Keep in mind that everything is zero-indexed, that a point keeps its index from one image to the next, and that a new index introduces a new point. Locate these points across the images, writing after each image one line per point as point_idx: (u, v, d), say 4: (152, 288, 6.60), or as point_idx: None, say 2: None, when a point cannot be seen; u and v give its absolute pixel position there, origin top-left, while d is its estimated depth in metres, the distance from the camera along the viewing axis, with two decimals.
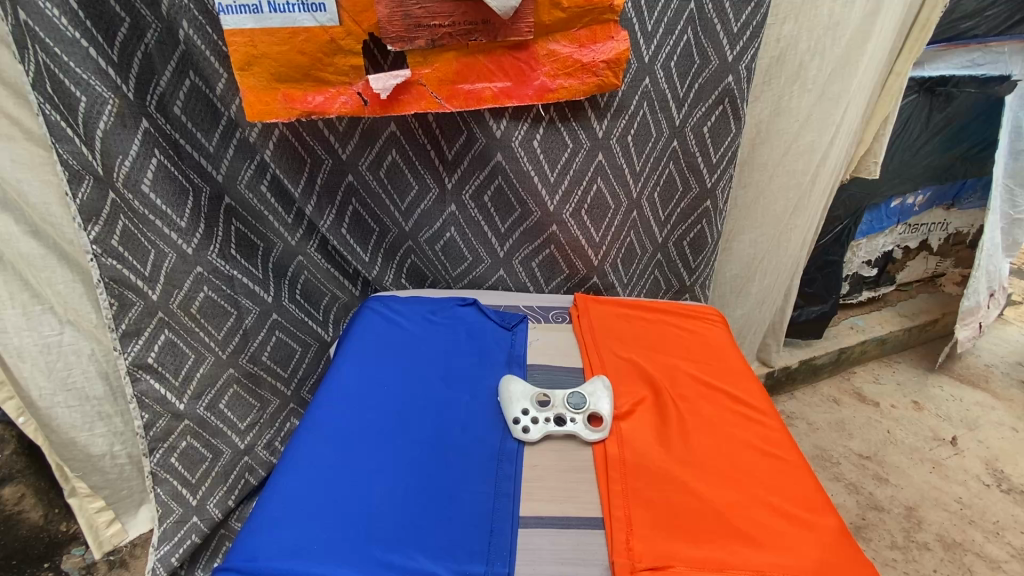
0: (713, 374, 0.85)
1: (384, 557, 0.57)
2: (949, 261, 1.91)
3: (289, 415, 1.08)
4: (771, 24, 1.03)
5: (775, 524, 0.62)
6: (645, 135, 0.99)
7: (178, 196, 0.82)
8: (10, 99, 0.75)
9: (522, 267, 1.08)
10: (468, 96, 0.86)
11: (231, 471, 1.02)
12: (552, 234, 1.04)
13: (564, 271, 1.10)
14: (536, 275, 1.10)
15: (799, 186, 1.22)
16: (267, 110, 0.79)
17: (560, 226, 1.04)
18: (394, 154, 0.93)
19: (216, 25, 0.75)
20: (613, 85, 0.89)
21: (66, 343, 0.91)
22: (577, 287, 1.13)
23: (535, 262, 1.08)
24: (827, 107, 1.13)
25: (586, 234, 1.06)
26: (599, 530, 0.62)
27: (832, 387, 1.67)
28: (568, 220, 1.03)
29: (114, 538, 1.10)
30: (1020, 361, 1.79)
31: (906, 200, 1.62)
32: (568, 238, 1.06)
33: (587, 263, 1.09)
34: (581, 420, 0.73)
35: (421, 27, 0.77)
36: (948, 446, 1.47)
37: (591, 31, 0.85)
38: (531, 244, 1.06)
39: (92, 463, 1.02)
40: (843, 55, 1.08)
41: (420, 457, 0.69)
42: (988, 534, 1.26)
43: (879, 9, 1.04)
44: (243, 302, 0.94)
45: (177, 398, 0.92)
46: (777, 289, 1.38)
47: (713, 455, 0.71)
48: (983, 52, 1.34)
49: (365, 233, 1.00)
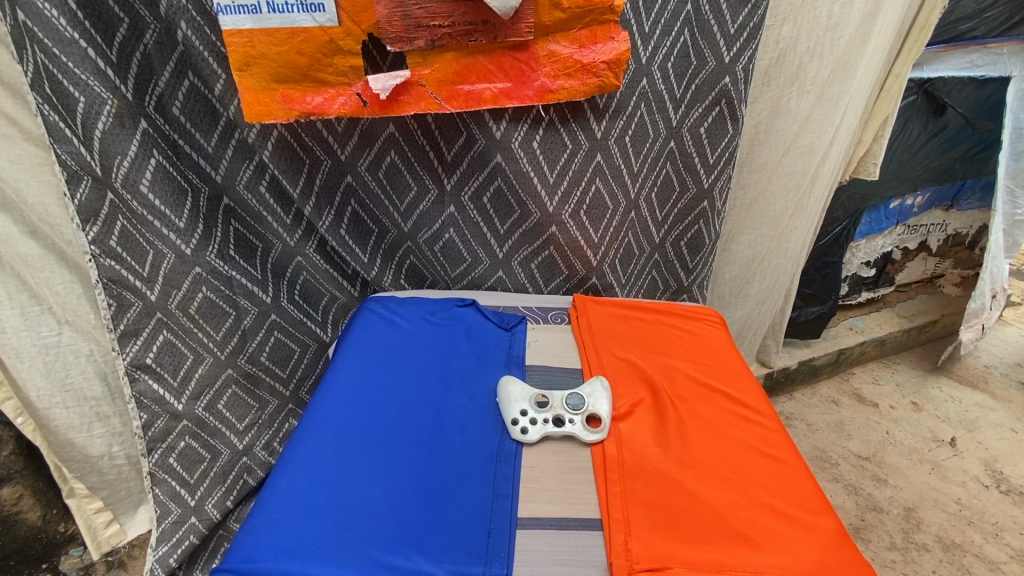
0: (712, 375, 0.85)
1: (382, 558, 0.57)
2: (948, 261, 1.91)
3: (287, 415, 1.08)
4: (769, 25, 1.03)
5: (774, 524, 0.62)
6: (643, 135, 0.99)
7: (177, 196, 0.82)
8: (10, 99, 0.75)
9: (521, 268, 1.08)
10: (468, 97, 0.86)
11: (229, 471, 1.02)
12: (552, 235, 1.04)
13: (564, 271, 1.10)
14: (536, 275, 1.10)
15: (799, 187, 1.22)
16: (266, 111, 0.79)
17: (559, 227, 1.04)
18: (393, 154, 0.93)
19: (215, 26, 0.75)
20: (613, 86, 0.89)
21: (65, 343, 0.91)
22: (576, 287, 1.13)
23: (534, 262, 1.08)
24: (826, 109, 1.13)
25: (585, 234, 1.06)
26: (597, 531, 0.62)
27: (831, 388, 1.67)
28: (567, 221, 1.03)
29: (113, 538, 1.11)
30: (1020, 362, 1.79)
31: (905, 201, 1.62)
32: (567, 239, 1.06)
33: (586, 263, 1.09)
34: (580, 421, 0.73)
35: (420, 28, 0.77)
36: (947, 447, 1.47)
37: (590, 31, 0.85)
38: (531, 245, 1.06)
39: (91, 464, 1.02)
40: (841, 56, 1.08)
41: (419, 458, 0.69)
42: (987, 535, 1.26)
43: (878, 11, 1.04)
44: (242, 302, 0.94)
45: (175, 399, 0.92)
46: (776, 290, 1.38)
47: (712, 455, 0.71)
48: (982, 53, 1.35)
49: (364, 234, 1.00)
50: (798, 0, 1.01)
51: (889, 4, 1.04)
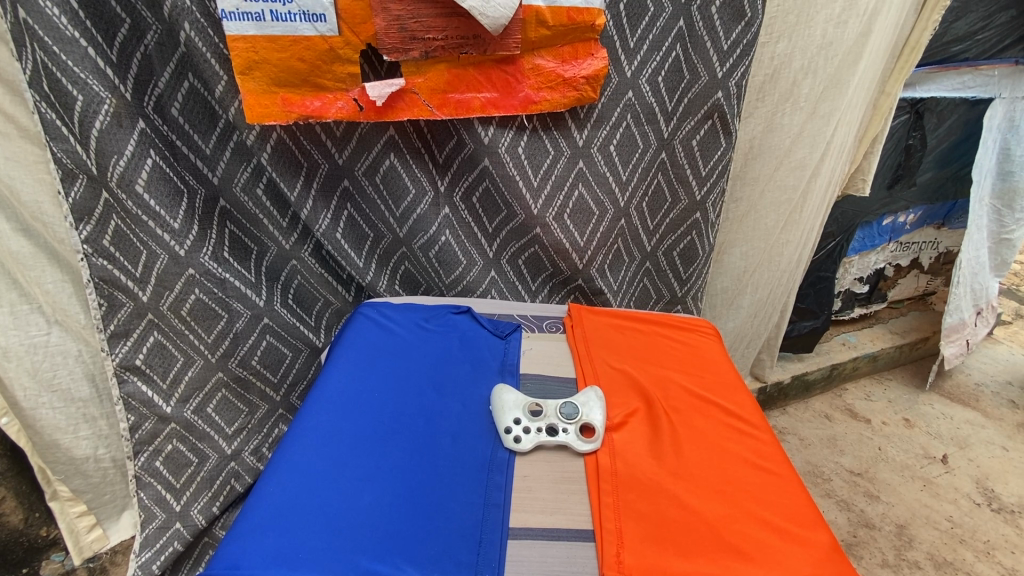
0: (706, 387, 0.85)
1: (371, 566, 0.56)
2: (940, 279, 1.91)
3: (277, 421, 1.06)
4: (765, 42, 1.05)
5: (766, 537, 0.62)
6: (631, 146, 1.00)
7: (173, 197, 0.82)
8: (7, 97, 0.74)
9: (510, 266, 1.09)
10: (458, 105, 0.87)
11: (216, 476, 1.00)
12: (536, 235, 1.04)
13: (549, 269, 1.10)
14: (524, 273, 1.10)
15: (792, 202, 1.23)
16: (266, 113, 0.79)
17: (543, 229, 1.03)
18: (391, 158, 0.93)
19: (219, 28, 0.74)
20: (591, 99, 0.91)
21: (53, 343, 0.90)
22: (561, 287, 1.13)
23: (521, 260, 1.09)
24: (819, 125, 1.14)
25: (570, 238, 1.06)
26: (589, 542, 0.61)
27: (824, 404, 1.67)
28: (551, 224, 1.03)
29: (95, 543, 1.08)
30: (1010, 380, 1.80)
31: (897, 218, 1.63)
32: (552, 241, 1.05)
33: (571, 266, 1.09)
34: (573, 430, 0.72)
35: (415, 40, 0.78)
36: (939, 464, 1.47)
37: (573, 48, 0.86)
38: (518, 243, 1.06)
39: (75, 466, 1.00)
40: (834, 74, 1.09)
41: (409, 465, 0.68)
42: (979, 553, 1.25)
43: (870, 31, 1.06)
44: (235, 305, 0.93)
45: (164, 402, 0.91)
46: (772, 303, 1.38)
47: (704, 467, 0.70)
48: (973, 75, 1.37)
49: (360, 238, 0.99)
50: (794, 19, 1.03)
51: (878, 27, 1.06)
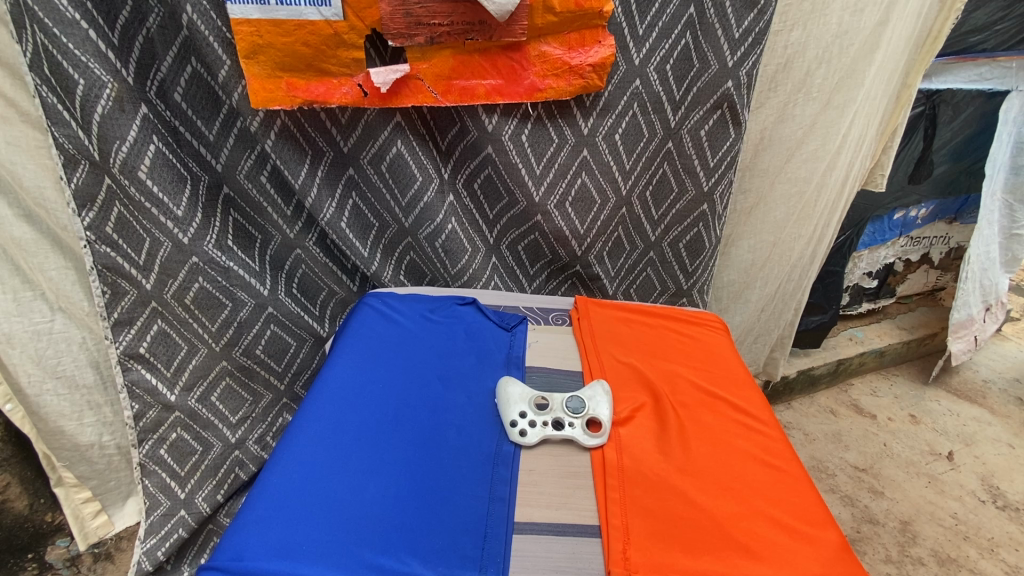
0: (713, 382, 0.84)
1: (375, 560, 0.56)
2: (949, 275, 1.89)
3: (281, 410, 1.05)
4: (778, 30, 1.03)
5: (775, 536, 0.61)
6: (636, 135, 0.98)
7: (176, 183, 0.81)
8: (8, 80, 0.73)
9: (509, 251, 1.08)
10: (462, 92, 0.85)
11: (221, 464, 1.00)
12: (537, 223, 1.03)
13: (548, 256, 1.09)
14: (522, 258, 1.09)
15: (802, 195, 1.21)
16: (271, 98, 0.77)
17: (544, 217, 1.03)
18: (398, 146, 0.91)
19: (222, 12, 0.73)
20: (597, 88, 0.89)
21: (57, 330, 0.90)
22: (559, 273, 1.12)
23: (520, 246, 1.07)
24: (831, 116, 1.12)
25: (570, 225, 1.05)
26: (595, 538, 0.61)
27: (830, 398, 1.66)
28: (552, 211, 1.02)
29: (100, 530, 1.08)
30: (1018, 378, 1.79)
31: (908, 213, 1.61)
32: (553, 229, 1.04)
33: (570, 252, 1.08)
34: (580, 425, 0.71)
35: (420, 25, 0.76)
36: (944, 461, 1.47)
37: (580, 35, 0.84)
38: (518, 230, 1.05)
39: (80, 453, 1.00)
40: (849, 64, 1.06)
41: (413, 457, 0.67)
42: (983, 550, 1.25)
43: (887, 19, 1.03)
44: (239, 294, 0.92)
45: (167, 390, 0.91)
46: (780, 297, 1.36)
47: (712, 463, 0.70)
48: (991, 66, 1.34)
49: (365, 227, 0.98)
50: (808, 7, 1.01)
51: (897, 15, 1.03)
